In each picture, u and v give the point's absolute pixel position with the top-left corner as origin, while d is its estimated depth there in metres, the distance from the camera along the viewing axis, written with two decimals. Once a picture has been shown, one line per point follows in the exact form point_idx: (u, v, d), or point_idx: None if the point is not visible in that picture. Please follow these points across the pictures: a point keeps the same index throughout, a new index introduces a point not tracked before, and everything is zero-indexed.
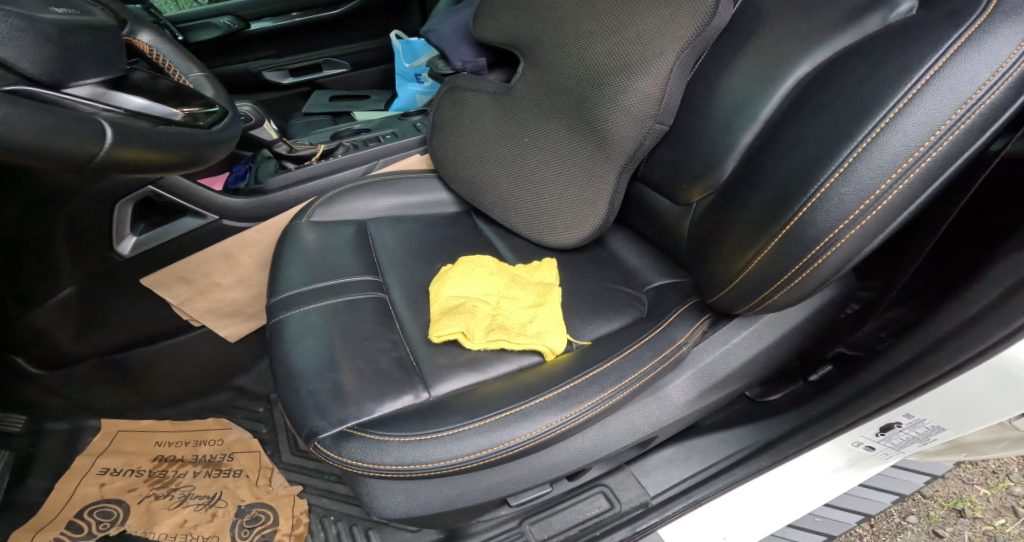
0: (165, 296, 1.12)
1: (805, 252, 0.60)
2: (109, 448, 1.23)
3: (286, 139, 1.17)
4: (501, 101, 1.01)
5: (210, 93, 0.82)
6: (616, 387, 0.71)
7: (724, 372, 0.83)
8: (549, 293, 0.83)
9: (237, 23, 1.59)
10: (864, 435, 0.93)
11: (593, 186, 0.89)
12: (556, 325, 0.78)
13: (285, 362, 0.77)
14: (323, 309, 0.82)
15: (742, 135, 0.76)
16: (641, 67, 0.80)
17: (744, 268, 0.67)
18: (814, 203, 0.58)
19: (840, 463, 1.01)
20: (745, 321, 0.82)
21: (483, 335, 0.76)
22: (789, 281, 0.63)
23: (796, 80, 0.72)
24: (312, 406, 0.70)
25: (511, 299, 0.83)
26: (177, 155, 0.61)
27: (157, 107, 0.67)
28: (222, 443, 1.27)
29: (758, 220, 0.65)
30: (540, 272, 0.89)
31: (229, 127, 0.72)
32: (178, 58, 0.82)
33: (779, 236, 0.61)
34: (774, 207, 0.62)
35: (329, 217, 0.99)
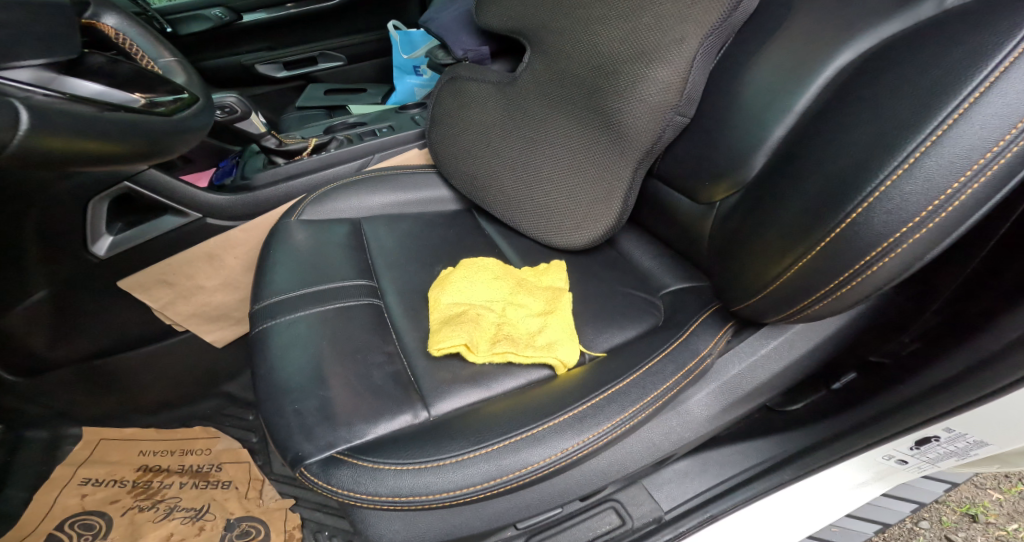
0: (145, 300, 1.04)
1: (858, 258, 0.53)
2: (90, 458, 1.15)
3: (276, 133, 1.10)
4: (505, 91, 0.94)
5: (183, 80, 0.74)
6: (637, 405, 0.64)
7: (751, 385, 0.76)
8: (560, 299, 0.77)
9: (229, 15, 1.51)
10: (897, 448, 0.85)
11: (605, 183, 0.82)
12: (567, 335, 0.72)
13: (270, 376, 0.70)
14: (313, 317, 0.75)
15: (775, 127, 0.69)
16: (661, 53, 0.73)
17: (782, 274, 0.60)
18: (870, 205, 0.51)
19: (866, 478, 0.93)
20: (774, 328, 0.75)
21: (488, 347, 0.69)
22: (836, 289, 0.56)
23: (837, 67, 0.65)
24: (297, 427, 0.63)
25: (517, 306, 0.76)
26: (126, 146, 0.54)
27: (115, 92, 0.59)
28: (209, 453, 1.19)
29: (799, 222, 0.58)
30: (549, 275, 0.82)
31: (194, 117, 0.64)
32: (146, 41, 0.75)
33: (827, 240, 0.55)
34: (819, 207, 0.56)
35: (321, 216, 0.92)
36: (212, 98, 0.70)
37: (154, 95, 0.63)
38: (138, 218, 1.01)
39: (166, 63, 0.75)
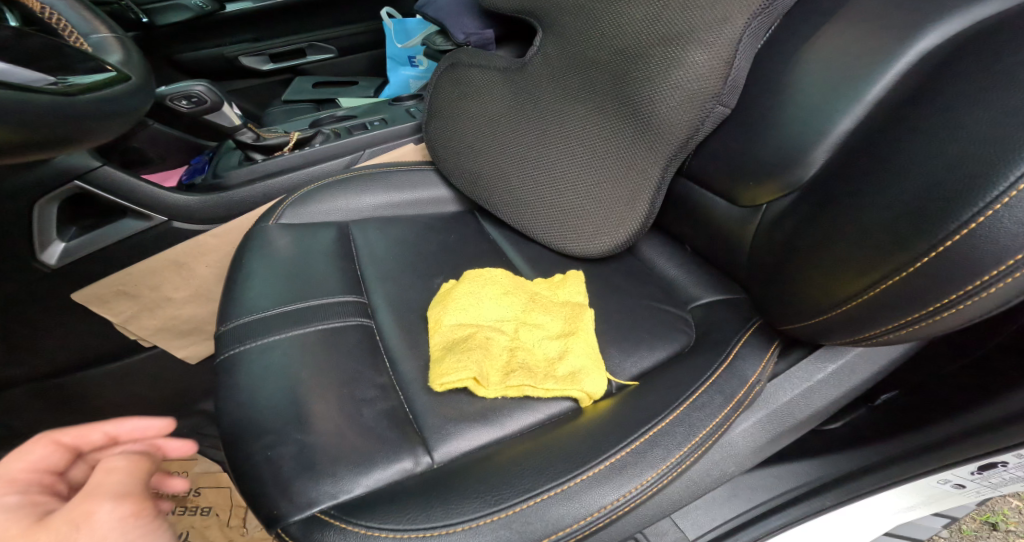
0: (104, 315, 0.93)
1: (968, 280, 0.44)
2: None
3: (253, 126, 0.97)
4: (514, 79, 0.83)
5: (116, 56, 0.67)
6: (684, 449, 0.56)
7: (804, 414, 0.66)
8: (581, 317, 0.67)
9: (211, 4, 1.40)
10: (953, 472, 0.70)
11: (630, 182, 0.72)
12: (591, 362, 0.62)
13: (239, 413, 0.59)
14: (292, 341, 0.64)
15: (841, 120, 0.58)
16: (701, 31, 0.62)
17: (864, 294, 0.51)
18: (988, 218, 0.42)
19: (914, 501, 0.78)
20: (833, 349, 0.65)
21: (502, 381, 0.59)
22: (932, 315, 0.47)
23: (923, 48, 0.55)
24: (272, 480, 0.53)
25: (532, 327, 0.66)
26: (29, 135, 0.49)
27: (23, 72, 0.53)
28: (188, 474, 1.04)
29: (886, 235, 0.48)
30: (566, 288, 0.71)
31: (120, 100, 0.59)
32: (77, 14, 0.69)
33: (928, 258, 0.45)
34: (920, 219, 0.46)
35: (304, 219, 0.81)
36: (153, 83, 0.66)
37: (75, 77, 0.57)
38: (95, 223, 0.90)
39: (99, 38, 0.68)
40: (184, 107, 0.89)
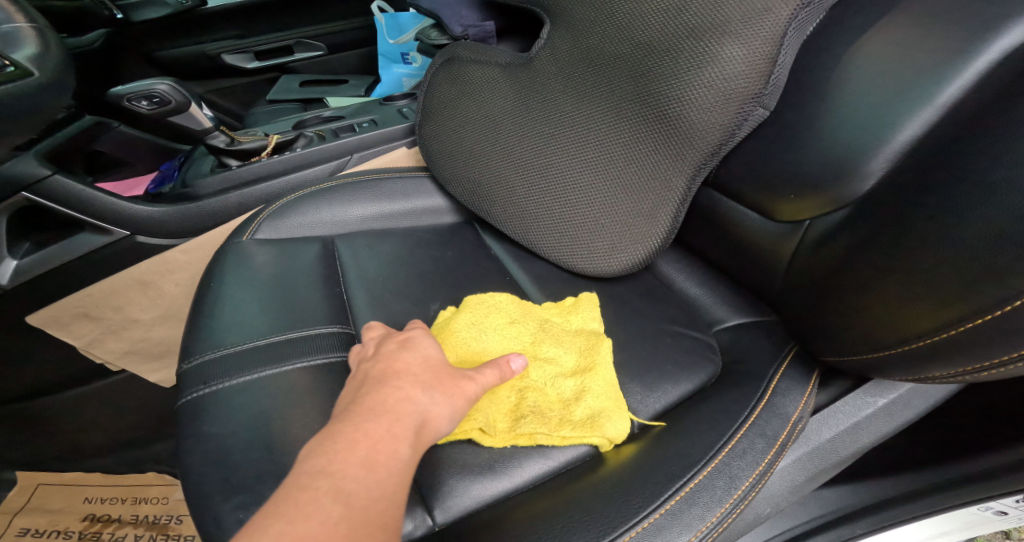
0: (64, 338, 0.86)
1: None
2: (28, 505, 0.89)
3: (226, 129, 0.88)
4: (518, 76, 0.75)
5: (33, 50, 0.75)
6: (726, 505, 0.49)
7: (848, 452, 0.58)
8: (598, 350, 0.60)
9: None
10: (998, 502, 0.60)
11: (650, 194, 0.64)
12: (609, 400, 0.56)
13: (205, 466, 0.51)
14: (271, 383, 0.56)
15: (907, 126, 0.53)
16: (738, 23, 0.55)
17: (941, 333, 0.47)
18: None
19: (950, 527, 0.68)
20: (883, 382, 0.57)
21: (511, 428, 0.53)
22: (1007, 363, 0.44)
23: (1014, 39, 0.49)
24: None
25: (542, 363, 0.59)
26: None
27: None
28: (167, 502, 0.90)
29: (973, 271, 0.44)
30: (579, 314, 0.65)
31: (30, 96, 0.73)
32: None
33: (1011, 308, 0.42)
34: (1021, 259, 0.41)
35: (281, 233, 0.73)
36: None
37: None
38: (53, 237, 0.84)
39: (13, 27, 0.74)
40: (145, 108, 0.82)
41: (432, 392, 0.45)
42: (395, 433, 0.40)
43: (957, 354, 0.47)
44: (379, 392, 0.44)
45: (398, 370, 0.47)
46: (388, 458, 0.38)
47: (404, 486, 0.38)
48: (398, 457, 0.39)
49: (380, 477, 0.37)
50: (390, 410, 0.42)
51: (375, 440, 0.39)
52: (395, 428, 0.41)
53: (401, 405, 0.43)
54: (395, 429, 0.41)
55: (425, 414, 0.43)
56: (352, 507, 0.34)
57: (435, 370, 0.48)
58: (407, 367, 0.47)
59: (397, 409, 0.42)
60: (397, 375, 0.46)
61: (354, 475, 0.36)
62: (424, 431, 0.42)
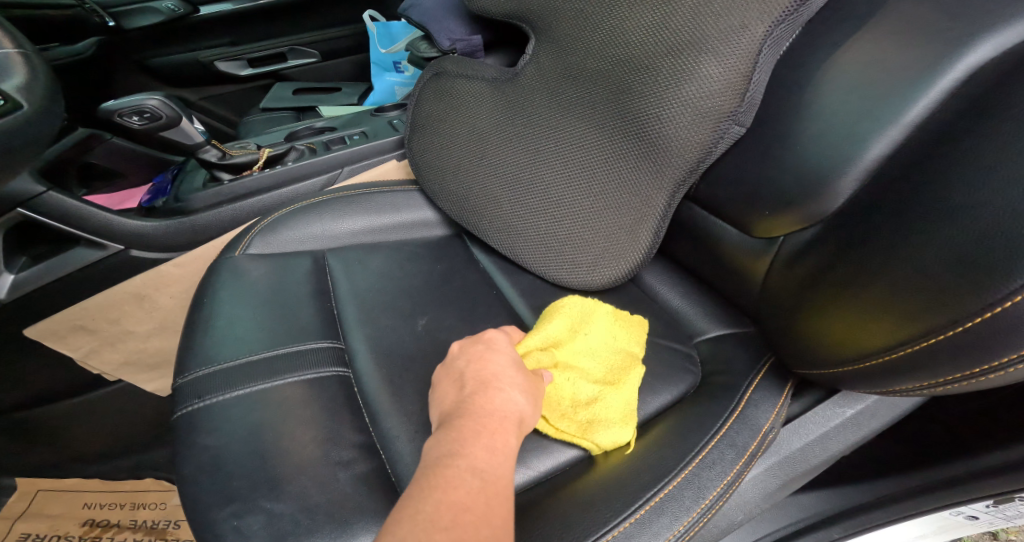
0: (61, 350, 0.87)
1: (1017, 348, 0.43)
2: (29, 511, 0.93)
3: (217, 143, 0.90)
4: (505, 90, 0.77)
5: (21, 79, 0.71)
6: (693, 514, 0.51)
7: (818, 460, 0.60)
8: (629, 373, 0.61)
9: (184, 7, 1.33)
10: (969, 507, 0.62)
11: (631, 209, 0.66)
12: (618, 418, 0.57)
13: (199, 478, 0.53)
14: (263, 395, 0.57)
15: (874, 146, 0.55)
16: (713, 42, 0.57)
17: (900, 350, 0.49)
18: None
19: (925, 530, 0.70)
20: (852, 394, 0.59)
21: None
22: (974, 375, 0.46)
23: (966, 66, 0.52)
24: None
25: (580, 364, 0.61)
26: None
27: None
28: (165, 508, 0.94)
29: (927, 290, 0.47)
30: (628, 331, 0.65)
31: (19, 133, 0.68)
32: None
33: (975, 322, 0.44)
34: (971, 279, 0.44)
35: (273, 248, 0.74)
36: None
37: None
38: (48, 250, 0.85)
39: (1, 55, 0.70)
40: (136, 123, 0.84)
41: (523, 394, 0.50)
42: (505, 425, 0.46)
43: (917, 367, 0.49)
44: (485, 392, 0.49)
45: (495, 371, 0.51)
46: (505, 446, 0.44)
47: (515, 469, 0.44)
48: (510, 446, 0.45)
49: (502, 461, 0.43)
50: (498, 408, 0.47)
51: (491, 432, 0.45)
52: (504, 422, 0.46)
53: (506, 404, 0.48)
54: (503, 423, 0.46)
55: (522, 414, 0.49)
56: (486, 482, 0.41)
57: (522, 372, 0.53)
58: (500, 368, 0.52)
59: (504, 407, 0.48)
60: (495, 375, 0.51)
61: (483, 457, 0.42)
62: (521, 426, 0.48)
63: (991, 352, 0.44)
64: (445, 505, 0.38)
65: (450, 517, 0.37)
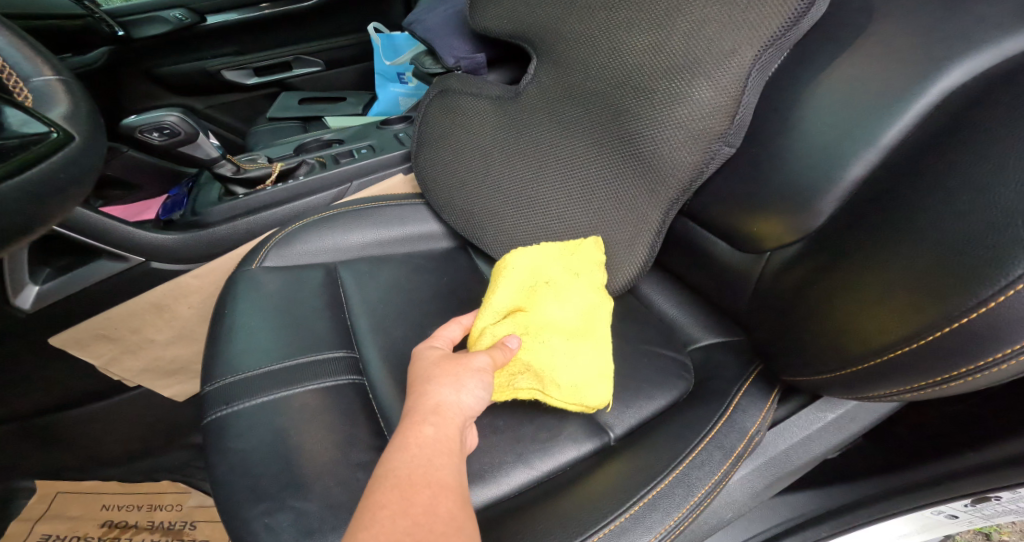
0: (85, 358, 0.91)
1: (985, 354, 0.47)
2: (47, 512, 0.98)
3: (232, 158, 0.94)
4: (507, 108, 0.81)
5: (65, 110, 0.58)
6: (683, 510, 0.55)
7: (802, 460, 0.64)
8: (595, 318, 0.67)
9: (191, 17, 1.36)
10: (948, 505, 0.66)
11: (627, 224, 0.70)
12: (604, 366, 0.64)
13: (230, 478, 0.56)
14: (285, 402, 0.61)
15: (853, 166, 0.59)
16: (706, 66, 0.61)
17: (873, 359, 0.53)
18: (1017, 293, 0.44)
19: (908, 529, 0.74)
20: (832, 399, 0.63)
21: (511, 387, 0.62)
22: (945, 381, 0.50)
23: (937, 94, 0.56)
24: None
25: (548, 322, 0.65)
26: None
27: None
28: (181, 509, 0.99)
29: (898, 302, 0.51)
30: (585, 275, 0.69)
31: (69, 166, 0.54)
32: (24, 57, 0.59)
33: (946, 330, 0.48)
34: (938, 292, 0.48)
35: (288, 261, 0.78)
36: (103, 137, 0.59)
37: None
38: (70, 263, 0.88)
39: (44, 84, 0.58)
40: (156, 139, 0.88)
41: (437, 383, 0.48)
42: (418, 418, 0.44)
43: (892, 373, 0.53)
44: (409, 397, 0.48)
45: (416, 377, 0.50)
46: (417, 438, 0.42)
47: (440, 452, 0.42)
48: (425, 434, 0.43)
49: (417, 452, 0.41)
50: (413, 407, 0.46)
51: (405, 429, 0.43)
52: (414, 416, 0.44)
53: (420, 399, 0.46)
54: (416, 417, 0.44)
55: (444, 400, 0.46)
56: (401, 477, 0.39)
57: (443, 362, 0.51)
58: (419, 371, 0.51)
59: (415, 403, 0.46)
60: (416, 378, 0.49)
61: (394, 456, 0.41)
62: (443, 409, 0.46)
63: (959, 359, 0.48)
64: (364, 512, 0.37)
65: (368, 519, 0.36)
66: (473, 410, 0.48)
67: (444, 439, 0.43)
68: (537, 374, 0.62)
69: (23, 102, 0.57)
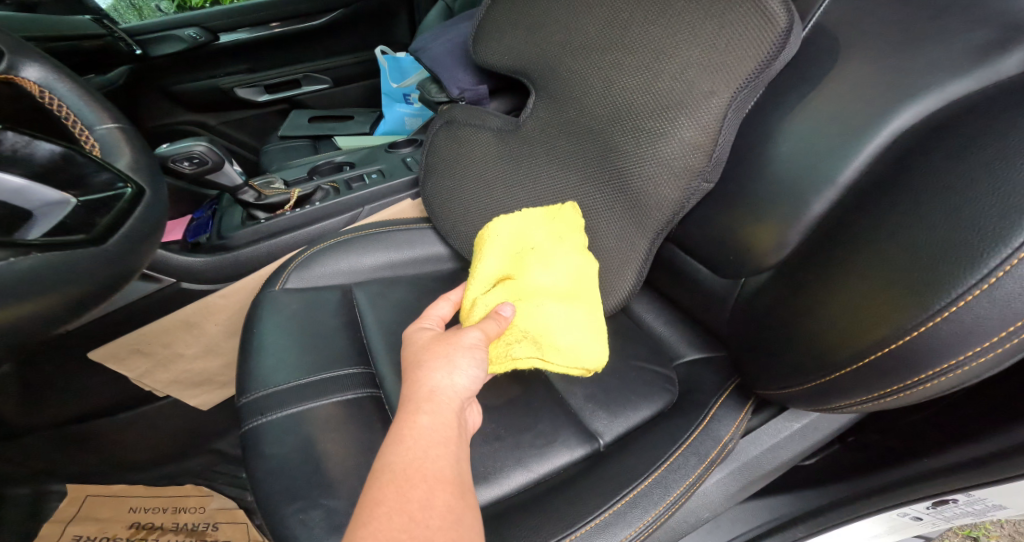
0: (120, 371, 0.99)
1: (916, 372, 0.54)
2: (79, 514, 1.06)
3: (254, 185, 1.00)
4: (508, 140, 0.88)
5: (124, 156, 0.67)
6: (659, 507, 0.62)
7: (771, 465, 0.72)
8: (584, 279, 0.73)
9: (204, 35, 1.43)
10: (911, 507, 0.73)
11: (619, 250, 0.78)
12: (596, 328, 0.71)
13: (265, 481, 0.64)
14: (310, 413, 0.69)
15: (815, 202, 0.67)
16: (684, 110, 0.69)
17: (830, 375, 0.60)
18: (936, 323, 0.51)
19: (879, 530, 0.81)
20: (797, 410, 0.70)
21: (509, 356, 0.67)
22: (889, 394, 0.57)
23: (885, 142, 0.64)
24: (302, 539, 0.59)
25: (538, 287, 0.70)
26: (103, 277, 0.57)
27: (41, 188, 0.57)
28: (204, 511, 1.07)
29: (848, 325, 0.58)
30: (568, 239, 0.74)
31: (142, 211, 0.63)
32: (85, 107, 0.68)
33: (883, 351, 0.55)
34: (878, 317, 0.55)
35: (307, 282, 0.86)
36: (161, 179, 0.68)
37: (87, 193, 0.60)
38: None
39: (105, 132, 0.67)
40: (186, 168, 0.93)
41: (430, 368, 0.55)
42: (414, 406, 0.52)
43: (846, 390, 0.60)
44: (409, 380, 0.56)
45: (414, 360, 0.58)
46: (410, 431, 0.49)
47: (431, 442, 0.49)
48: (419, 424, 0.50)
49: (410, 445, 0.48)
50: (410, 393, 0.53)
51: (402, 418, 0.51)
52: (410, 407, 0.52)
53: (417, 385, 0.54)
54: (412, 407, 0.52)
55: (436, 386, 0.54)
56: (397, 473, 0.46)
57: (437, 344, 0.59)
58: (417, 356, 0.58)
59: (412, 391, 0.53)
60: (415, 362, 0.57)
61: (390, 450, 0.48)
62: (436, 395, 0.53)
63: (899, 375, 0.55)
64: (365, 506, 0.44)
65: (367, 513, 0.44)
66: (463, 389, 0.55)
67: (435, 428, 0.50)
68: (534, 342, 0.68)
69: (92, 151, 0.67)
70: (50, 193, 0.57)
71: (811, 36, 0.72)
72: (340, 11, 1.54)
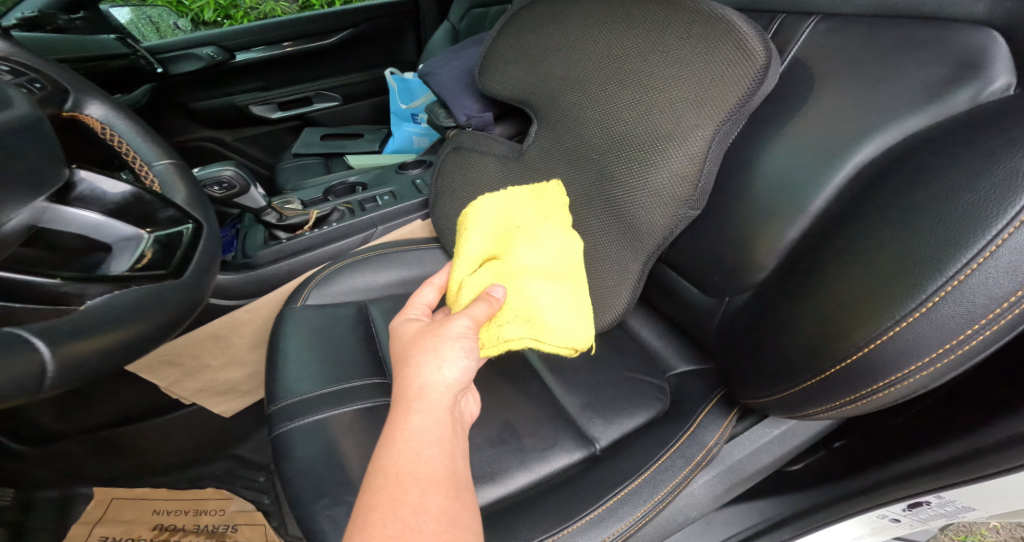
0: (153, 380, 1.06)
1: (873, 381, 0.60)
2: (105, 516, 1.12)
3: (276, 207, 1.08)
4: (513, 166, 0.95)
5: (179, 190, 0.77)
6: (648, 504, 0.69)
7: (754, 468, 0.78)
8: (568, 258, 0.79)
9: (222, 54, 1.51)
10: (889, 509, 0.80)
11: (614, 269, 0.84)
12: (582, 305, 0.77)
13: (296, 482, 0.71)
14: (333, 419, 0.76)
15: (790, 228, 0.73)
16: (673, 143, 0.75)
17: (802, 383, 0.67)
18: (885, 340, 0.58)
19: (863, 532, 0.87)
20: (777, 417, 0.77)
21: (501, 337, 0.69)
22: (852, 400, 0.63)
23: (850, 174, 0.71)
24: (331, 531, 0.66)
25: (525, 266, 0.75)
26: (184, 299, 0.68)
27: (118, 225, 0.68)
28: (224, 514, 1.14)
29: (817, 339, 0.65)
30: (552, 220, 0.80)
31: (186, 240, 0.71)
32: (143, 144, 0.78)
33: (847, 362, 0.61)
34: (840, 332, 0.62)
35: (327, 299, 0.93)
36: (209, 210, 0.78)
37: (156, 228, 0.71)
38: None
39: (161, 169, 0.77)
40: (216, 192, 1.00)
41: (420, 366, 0.61)
42: (407, 407, 0.58)
43: (816, 399, 0.67)
44: (402, 378, 0.62)
45: (407, 355, 0.64)
46: (403, 433, 0.56)
47: (422, 441, 0.55)
48: (412, 425, 0.56)
49: (403, 448, 0.55)
50: (404, 393, 0.60)
51: (396, 420, 0.57)
52: (404, 408, 0.58)
53: (410, 385, 0.60)
54: (405, 407, 0.58)
55: (427, 383, 0.60)
56: (391, 476, 0.53)
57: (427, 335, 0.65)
58: (410, 352, 0.64)
59: (405, 389, 0.60)
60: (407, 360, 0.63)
61: (386, 452, 0.55)
62: (427, 391, 0.59)
63: (858, 385, 0.62)
64: (365, 506, 0.51)
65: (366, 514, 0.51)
66: (451, 383, 0.61)
67: (425, 427, 0.57)
68: (528, 323, 0.71)
69: (152, 185, 0.77)
70: (125, 229, 0.68)
71: (787, 72, 0.79)
72: (348, 31, 1.63)
